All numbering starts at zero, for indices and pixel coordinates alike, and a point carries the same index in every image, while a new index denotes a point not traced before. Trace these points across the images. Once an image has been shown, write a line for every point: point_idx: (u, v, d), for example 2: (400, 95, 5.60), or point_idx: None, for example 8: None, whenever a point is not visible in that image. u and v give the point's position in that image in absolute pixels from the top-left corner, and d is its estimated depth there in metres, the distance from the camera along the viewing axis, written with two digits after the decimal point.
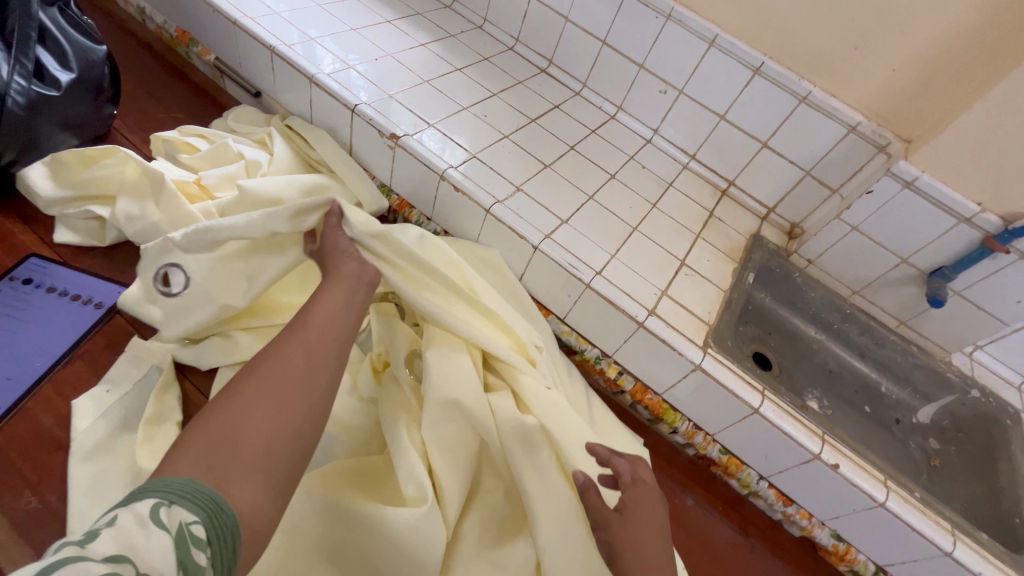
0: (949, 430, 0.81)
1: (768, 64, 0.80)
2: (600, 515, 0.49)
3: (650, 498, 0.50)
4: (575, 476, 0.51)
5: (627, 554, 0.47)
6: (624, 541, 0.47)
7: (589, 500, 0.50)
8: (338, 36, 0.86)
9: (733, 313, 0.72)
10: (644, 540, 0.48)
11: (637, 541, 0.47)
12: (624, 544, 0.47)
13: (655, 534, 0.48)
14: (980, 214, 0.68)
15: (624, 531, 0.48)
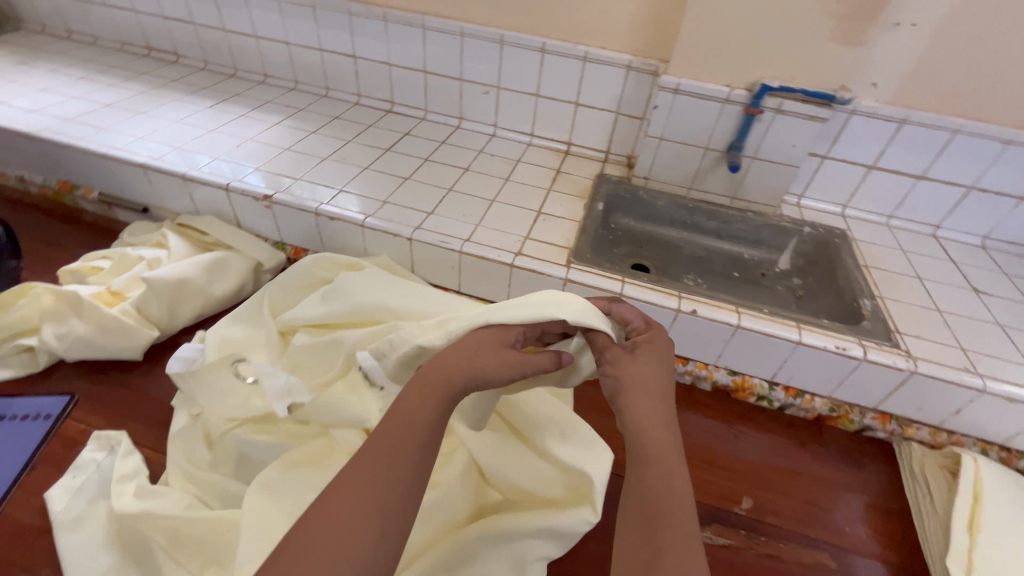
0: (805, 266, 0.98)
1: (548, 42, 0.99)
2: (606, 350, 0.54)
3: (655, 347, 0.55)
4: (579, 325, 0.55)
5: (628, 385, 0.51)
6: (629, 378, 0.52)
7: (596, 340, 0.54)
8: (201, 139, 0.99)
9: (588, 234, 0.87)
10: (650, 381, 0.52)
11: (641, 381, 0.52)
12: (629, 378, 0.52)
13: (654, 379, 0.52)
14: (732, 91, 0.86)
15: (632, 363, 0.53)
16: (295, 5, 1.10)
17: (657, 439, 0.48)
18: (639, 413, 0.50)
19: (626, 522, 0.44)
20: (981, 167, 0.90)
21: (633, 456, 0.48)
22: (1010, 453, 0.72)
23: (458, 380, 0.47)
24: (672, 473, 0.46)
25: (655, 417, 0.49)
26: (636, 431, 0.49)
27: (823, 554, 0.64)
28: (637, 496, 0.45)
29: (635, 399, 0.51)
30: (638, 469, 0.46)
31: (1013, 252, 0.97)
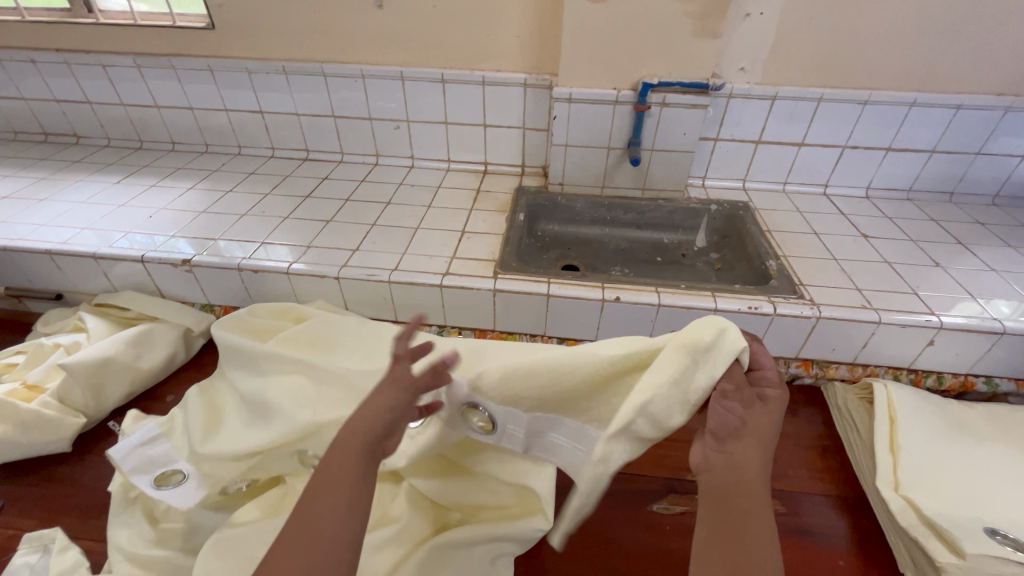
0: (719, 241, 1.06)
1: (446, 72, 1.03)
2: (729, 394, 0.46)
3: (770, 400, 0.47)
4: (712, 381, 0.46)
5: (746, 431, 0.44)
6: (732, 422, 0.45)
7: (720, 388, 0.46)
8: (111, 215, 0.98)
9: (511, 245, 0.91)
10: (765, 434, 0.44)
11: (745, 428, 0.45)
12: (751, 426, 0.45)
13: (762, 432, 0.45)
14: (619, 93, 0.93)
15: (758, 415, 0.46)
16: (192, 70, 1.11)
17: (756, 500, 0.41)
18: (742, 461, 0.42)
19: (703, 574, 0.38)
20: (848, 128, 1.00)
21: (720, 505, 0.41)
22: (916, 374, 0.81)
23: (370, 436, 0.42)
24: (766, 537, 0.38)
25: (758, 471, 0.42)
26: (732, 482, 0.42)
27: (772, 501, 0.68)
28: (720, 550, 0.38)
29: (736, 446, 0.44)
30: (725, 523, 0.40)
31: (891, 197, 1.09)
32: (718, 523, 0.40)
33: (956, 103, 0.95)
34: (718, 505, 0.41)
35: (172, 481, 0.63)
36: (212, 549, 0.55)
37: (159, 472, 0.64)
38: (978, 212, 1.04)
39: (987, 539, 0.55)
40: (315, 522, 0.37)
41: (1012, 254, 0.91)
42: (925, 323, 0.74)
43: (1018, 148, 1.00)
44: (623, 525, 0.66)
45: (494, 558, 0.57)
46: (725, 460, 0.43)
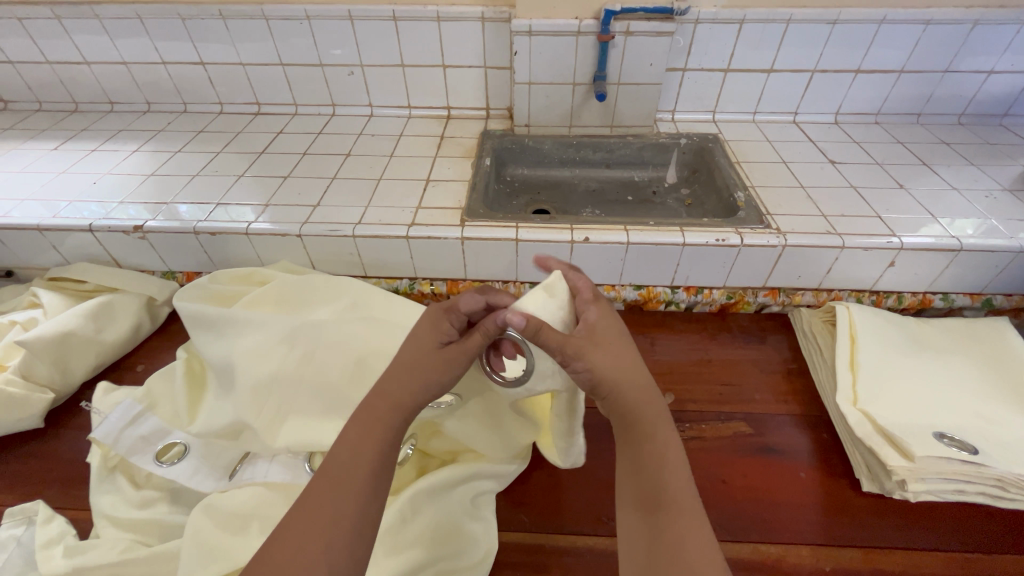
0: (690, 176, 1.05)
1: (397, 9, 0.96)
2: (561, 348, 0.47)
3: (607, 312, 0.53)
4: (513, 322, 0.46)
5: (600, 374, 0.47)
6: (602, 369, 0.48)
7: (543, 336, 0.47)
8: (50, 184, 0.92)
9: (478, 191, 0.89)
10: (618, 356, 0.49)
11: (615, 362, 0.48)
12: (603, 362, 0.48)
13: (637, 360, 0.50)
14: (581, 23, 0.88)
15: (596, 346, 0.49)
16: (119, 20, 1.02)
17: (649, 419, 0.47)
18: (632, 394, 0.48)
19: (629, 508, 0.44)
20: (818, 50, 0.98)
21: (625, 435, 0.48)
22: (877, 295, 0.83)
23: (405, 396, 0.48)
24: (670, 461, 0.44)
25: (649, 397, 0.48)
26: (629, 417, 0.47)
27: (740, 423, 0.71)
28: (634, 485, 0.44)
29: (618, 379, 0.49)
30: (634, 450, 0.46)
31: (860, 122, 1.08)
32: (627, 453, 0.47)
33: (925, 18, 0.92)
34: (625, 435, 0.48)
35: (165, 452, 0.65)
36: (205, 511, 0.55)
37: (159, 446, 0.65)
38: (944, 132, 1.04)
39: (935, 442, 0.59)
40: (354, 456, 0.43)
41: (973, 172, 0.92)
42: (886, 245, 0.75)
43: (986, 63, 0.99)
44: (597, 456, 0.68)
45: (474, 496, 0.59)
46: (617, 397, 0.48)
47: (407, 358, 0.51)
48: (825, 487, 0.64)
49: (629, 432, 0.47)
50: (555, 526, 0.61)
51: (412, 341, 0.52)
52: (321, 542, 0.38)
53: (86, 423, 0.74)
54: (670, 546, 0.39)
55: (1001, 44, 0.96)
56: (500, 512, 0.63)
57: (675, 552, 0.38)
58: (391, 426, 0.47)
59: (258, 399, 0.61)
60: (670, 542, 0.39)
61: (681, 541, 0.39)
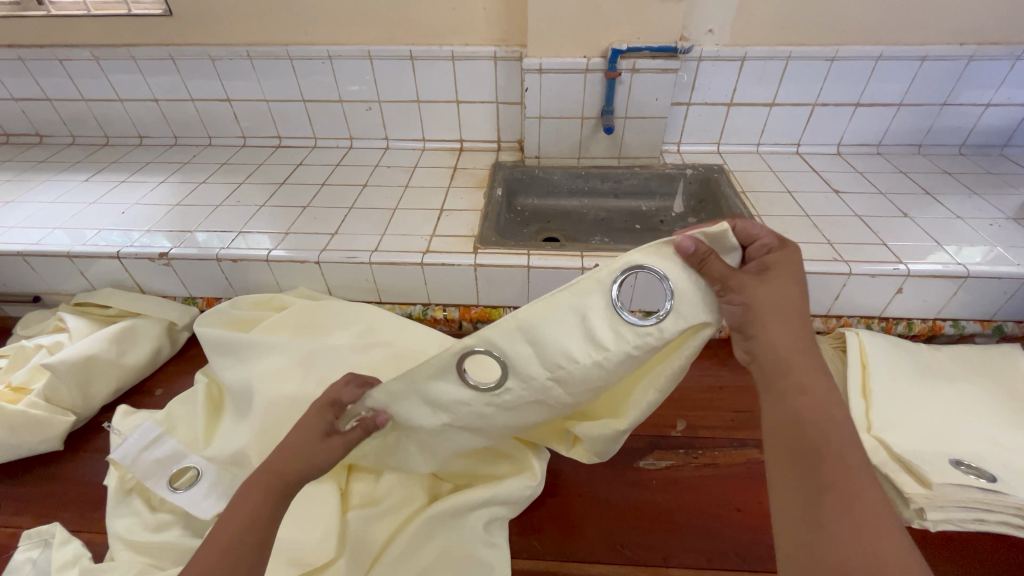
0: (697, 205, 1.08)
1: (414, 49, 1.02)
2: (723, 278, 0.45)
3: (789, 254, 0.48)
4: (682, 246, 0.45)
5: (759, 315, 0.45)
6: (758, 303, 0.45)
7: (708, 266, 0.45)
8: (81, 213, 0.96)
9: (490, 220, 0.91)
10: (785, 302, 0.46)
11: (773, 308, 0.45)
12: (761, 304, 0.45)
13: (792, 309, 0.46)
14: (589, 61, 0.93)
15: (764, 289, 0.46)
16: (152, 60, 1.08)
17: (806, 371, 0.43)
18: (782, 344, 0.44)
19: (782, 459, 0.40)
20: (818, 85, 1.01)
21: (774, 383, 0.44)
22: (887, 322, 0.84)
23: (293, 474, 0.46)
24: (832, 416, 0.40)
25: (802, 348, 0.44)
26: (779, 368, 0.44)
27: (753, 450, 0.71)
28: (787, 435, 0.41)
29: (771, 326, 0.45)
30: (786, 401, 0.42)
31: (862, 152, 1.11)
32: (778, 405, 0.43)
33: (921, 54, 0.96)
34: (774, 384, 0.43)
35: (179, 476, 0.65)
36: None
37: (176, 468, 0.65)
38: (946, 162, 1.06)
39: (951, 469, 0.58)
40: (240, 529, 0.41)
41: (977, 201, 0.94)
42: (892, 271, 0.76)
43: (984, 96, 1.02)
44: (610, 482, 0.68)
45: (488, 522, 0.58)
46: (766, 344, 0.45)
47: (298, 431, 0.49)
48: None
49: (778, 383, 0.43)
50: (569, 553, 0.61)
51: (300, 425, 0.49)
52: None
53: (104, 446, 0.75)
54: (838, 509, 0.35)
55: (996, 78, 0.99)
56: (513, 539, 0.63)
57: (844, 503, 0.35)
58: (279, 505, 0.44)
59: (274, 422, 0.62)
60: (837, 492, 0.36)
61: (851, 494, 0.35)
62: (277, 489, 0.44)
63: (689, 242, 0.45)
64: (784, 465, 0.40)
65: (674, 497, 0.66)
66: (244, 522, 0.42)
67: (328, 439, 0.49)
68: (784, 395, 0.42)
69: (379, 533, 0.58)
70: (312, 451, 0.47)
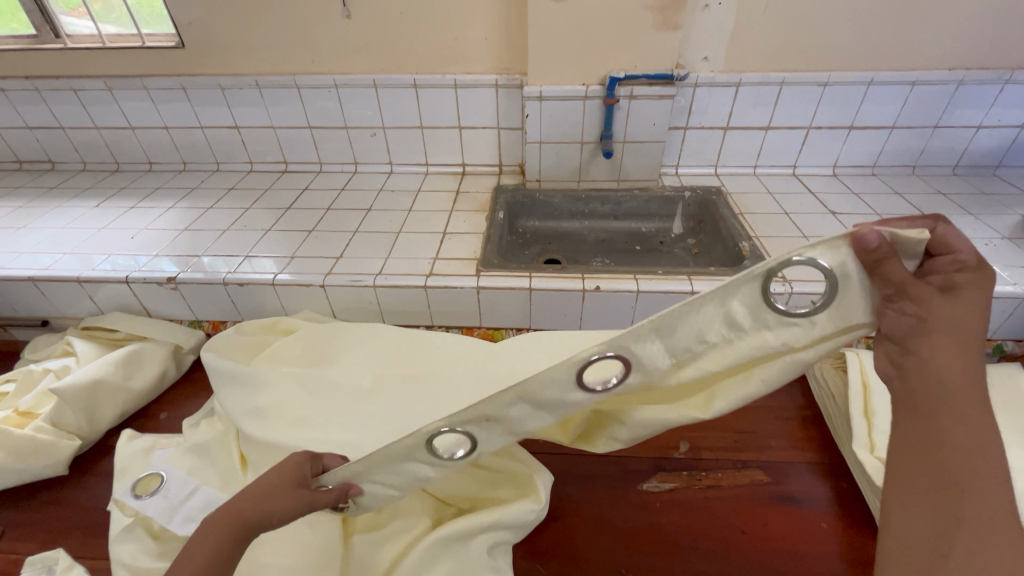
0: (696, 226, 1.09)
1: (418, 78, 1.05)
2: (898, 286, 0.34)
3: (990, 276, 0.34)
4: (863, 239, 0.33)
5: (931, 330, 0.33)
6: (942, 324, 0.33)
7: (890, 271, 0.34)
8: (91, 239, 0.98)
9: (492, 243, 0.93)
10: (961, 326, 0.33)
11: (946, 324, 0.33)
12: (933, 319, 0.34)
13: (967, 325, 0.33)
14: (588, 88, 0.96)
15: (946, 311, 0.33)
16: (165, 90, 1.11)
17: (969, 400, 0.32)
18: (947, 366, 0.33)
19: (913, 495, 0.33)
20: (811, 109, 1.04)
21: (914, 405, 0.34)
22: None
23: (261, 521, 0.42)
24: (985, 453, 0.31)
25: (966, 374, 0.33)
26: (943, 390, 0.33)
27: (758, 472, 0.71)
28: (924, 469, 0.33)
29: (937, 343, 0.33)
30: (932, 425, 0.33)
31: (857, 174, 1.12)
32: (915, 422, 0.34)
33: (911, 79, 0.99)
34: (913, 400, 0.34)
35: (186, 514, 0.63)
36: None
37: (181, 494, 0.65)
38: (940, 183, 1.08)
39: None
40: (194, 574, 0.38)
41: (972, 220, 0.95)
42: None
43: (974, 118, 1.04)
44: (615, 505, 0.68)
45: (492, 547, 0.58)
46: (922, 367, 0.34)
47: (267, 484, 0.45)
48: (848, 537, 0.63)
49: (933, 402, 0.33)
50: None
51: (280, 467, 0.47)
52: None
53: (109, 470, 0.76)
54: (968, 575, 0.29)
55: (986, 100, 1.01)
56: (517, 563, 0.62)
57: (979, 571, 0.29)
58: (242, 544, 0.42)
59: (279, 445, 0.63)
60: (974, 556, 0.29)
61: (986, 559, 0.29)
62: (239, 533, 0.41)
63: (870, 236, 0.33)
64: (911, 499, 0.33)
65: (679, 520, 0.66)
66: (200, 563, 0.38)
67: (302, 489, 0.46)
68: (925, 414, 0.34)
69: (383, 559, 0.57)
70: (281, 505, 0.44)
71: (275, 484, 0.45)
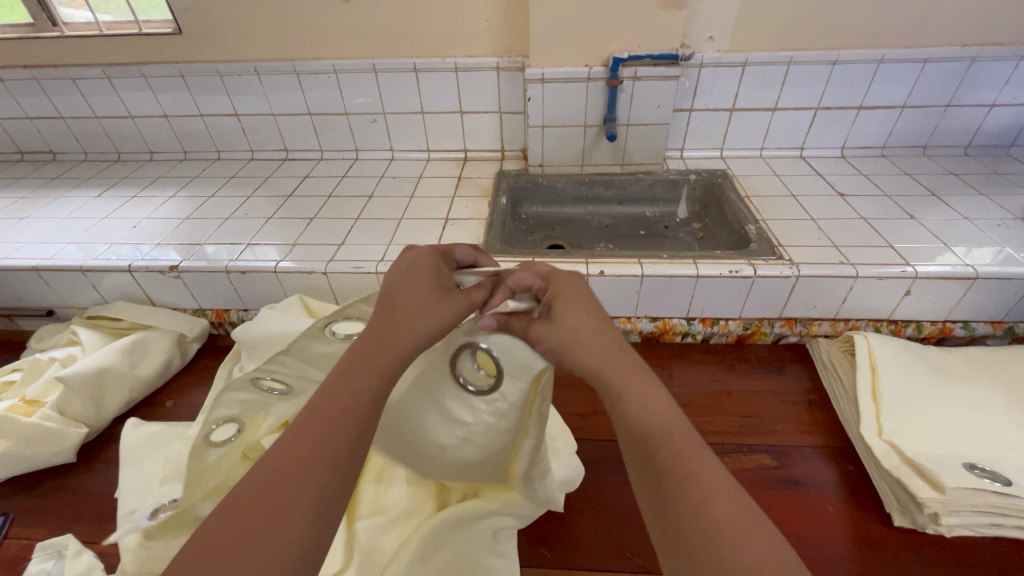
0: (701, 210, 1.08)
1: (418, 62, 1.03)
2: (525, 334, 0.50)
3: (560, 282, 0.52)
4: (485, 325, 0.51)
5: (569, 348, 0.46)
6: (570, 341, 0.47)
7: (513, 326, 0.51)
8: (93, 228, 0.98)
9: (495, 229, 0.92)
10: (574, 329, 0.47)
11: (576, 340, 0.47)
12: (562, 340, 0.47)
13: (601, 329, 0.47)
14: (591, 69, 0.94)
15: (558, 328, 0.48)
16: (163, 77, 1.10)
17: (620, 373, 0.43)
18: (597, 357, 0.45)
19: (638, 465, 0.40)
20: (819, 89, 1.02)
21: (607, 394, 0.43)
22: (895, 324, 0.83)
23: (407, 338, 0.46)
24: (656, 401, 0.41)
25: (613, 353, 0.45)
26: (648, 433, 0.39)
27: (763, 456, 0.70)
28: (630, 440, 0.40)
29: (582, 348, 0.46)
30: (617, 406, 0.42)
31: (866, 155, 1.10)
32: (618, 412, 0.42)
33: (922, 57, 0.96)
34: (607, 394, 0.43)
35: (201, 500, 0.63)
36: None
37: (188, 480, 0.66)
38: (950, 164, 1.06)
39: (965, 473, 0.58)
40: (347, 401, 0.41)
41: (983, 201, 0.93)
42: (900, 273, 0.76)
43: (987, 97, 1.01)
44: (619, 489, 0.68)
45: (496, 532, 0.58)
46: (585, 364, 0.45)
47: (397, 301, 0.48)
48: (855, 521, 0.62)
49: (645, 448, 0.39)
50: (578, 561, 0.61)
51: (411, 280, 0.50)
52: (303, 498, 0.35)
53: (116, 458, 0.76)
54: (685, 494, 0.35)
55: (999, 78, 0.99)
56: (521, 547, 0.63)
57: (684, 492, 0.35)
58: (387, 375, 0.44)
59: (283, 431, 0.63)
60: (680, 482, 0.36)
61: (691, 481, 0.35)
62: (381, 357, 0.45)
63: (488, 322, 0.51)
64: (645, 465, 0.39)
65: None
66: (350, 396, 0.41)
67: (448, 297, 0.49)
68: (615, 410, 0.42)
69: (389, 543, 0.57)
70: (427, 316, 0.47)
71: (415, 295, 0.48)
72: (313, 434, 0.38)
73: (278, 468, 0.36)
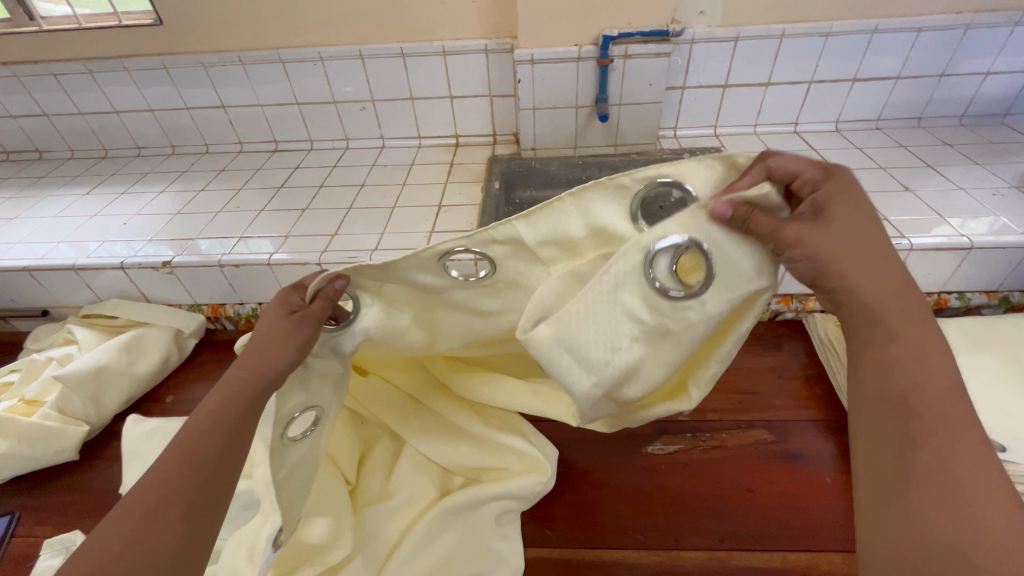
0: None
1: (405, 47, 1.02)
2: (773, 236, 0.38)
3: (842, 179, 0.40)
4: (718, 214, 0.37)
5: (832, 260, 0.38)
6: (830, 253, 0.38)
7: (753, 223, 0.38)
8: (83, 226, 0.97)
9: (488, 214, 0.91)
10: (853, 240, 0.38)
11: (852, 253, 0.38)
12: (828, 248, 0.38)
13: (885, 255, 0.38)
14: (581, 49, 0.92)
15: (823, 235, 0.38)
16: (147, 71, 1.08)
17: (899, 319, 0.37)
18: (866, 286, 0.37)
19: (874, 422, 0.36)
20: (813, 63, 1.00)
21: (863, 337, 0.38)
22: None
23: (273, 356, 0.43)
24: (931, 364, 0.35)
25: (891, 288, 0.38)
26: (897, 390, 0.35)
27: (762, 431, 0.71)
28: (876, 394, 0.36)
29: (849, 266, 0.38)
30: (876, 356, 0.37)
31: (861, 128, 1.10)
32: (869, 362, 0.37)
33: (917, 26, 0.95)
34: (862, 336, 0.38)
35: None
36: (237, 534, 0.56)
37: None
38: (947, 134, 1.05)
39: None
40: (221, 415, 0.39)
41: (979, 171, 0.93)
42: (895, 246, 0.76)
43: (982, 65, 1.00)
44: (619, 468, 0.68)
45: (500, 515, 0.59)
46: (845, 289, 0.38)
47: (257, 331, 0.45)
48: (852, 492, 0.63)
49: (893, 407, 0.35)
50: (582, 540, 0.61)
51: (272, 307, 0.46)
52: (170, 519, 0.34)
53: (118, 454, 0.76)
54: (936, 469, 0.31)
55: (994, 46, 0.98)
56: (525, 529, 0.63)
57: (942, 468, 0.31)
58: (261, 384, 0.42)
59: None
60: (936, 454, 0.32)
61: (951, 458, 0.31)
62: (257, 368, 0.42)
63: (720, 209, 0.37)
64: (884, 425, 0.35)
65: (683, 481, 0.66)
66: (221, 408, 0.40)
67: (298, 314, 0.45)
68: (872, 357, 0.37)
69: (393, 529, 0.58)
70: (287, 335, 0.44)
71: (271, 322, 0.44)
72: (176, 460, 0.36)
73: (138, 499, 0.34)
